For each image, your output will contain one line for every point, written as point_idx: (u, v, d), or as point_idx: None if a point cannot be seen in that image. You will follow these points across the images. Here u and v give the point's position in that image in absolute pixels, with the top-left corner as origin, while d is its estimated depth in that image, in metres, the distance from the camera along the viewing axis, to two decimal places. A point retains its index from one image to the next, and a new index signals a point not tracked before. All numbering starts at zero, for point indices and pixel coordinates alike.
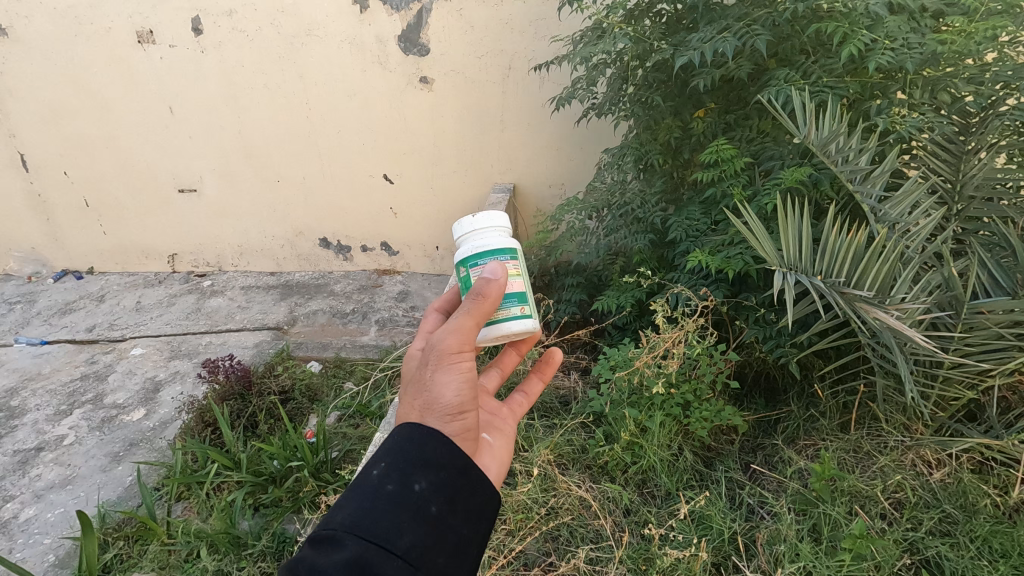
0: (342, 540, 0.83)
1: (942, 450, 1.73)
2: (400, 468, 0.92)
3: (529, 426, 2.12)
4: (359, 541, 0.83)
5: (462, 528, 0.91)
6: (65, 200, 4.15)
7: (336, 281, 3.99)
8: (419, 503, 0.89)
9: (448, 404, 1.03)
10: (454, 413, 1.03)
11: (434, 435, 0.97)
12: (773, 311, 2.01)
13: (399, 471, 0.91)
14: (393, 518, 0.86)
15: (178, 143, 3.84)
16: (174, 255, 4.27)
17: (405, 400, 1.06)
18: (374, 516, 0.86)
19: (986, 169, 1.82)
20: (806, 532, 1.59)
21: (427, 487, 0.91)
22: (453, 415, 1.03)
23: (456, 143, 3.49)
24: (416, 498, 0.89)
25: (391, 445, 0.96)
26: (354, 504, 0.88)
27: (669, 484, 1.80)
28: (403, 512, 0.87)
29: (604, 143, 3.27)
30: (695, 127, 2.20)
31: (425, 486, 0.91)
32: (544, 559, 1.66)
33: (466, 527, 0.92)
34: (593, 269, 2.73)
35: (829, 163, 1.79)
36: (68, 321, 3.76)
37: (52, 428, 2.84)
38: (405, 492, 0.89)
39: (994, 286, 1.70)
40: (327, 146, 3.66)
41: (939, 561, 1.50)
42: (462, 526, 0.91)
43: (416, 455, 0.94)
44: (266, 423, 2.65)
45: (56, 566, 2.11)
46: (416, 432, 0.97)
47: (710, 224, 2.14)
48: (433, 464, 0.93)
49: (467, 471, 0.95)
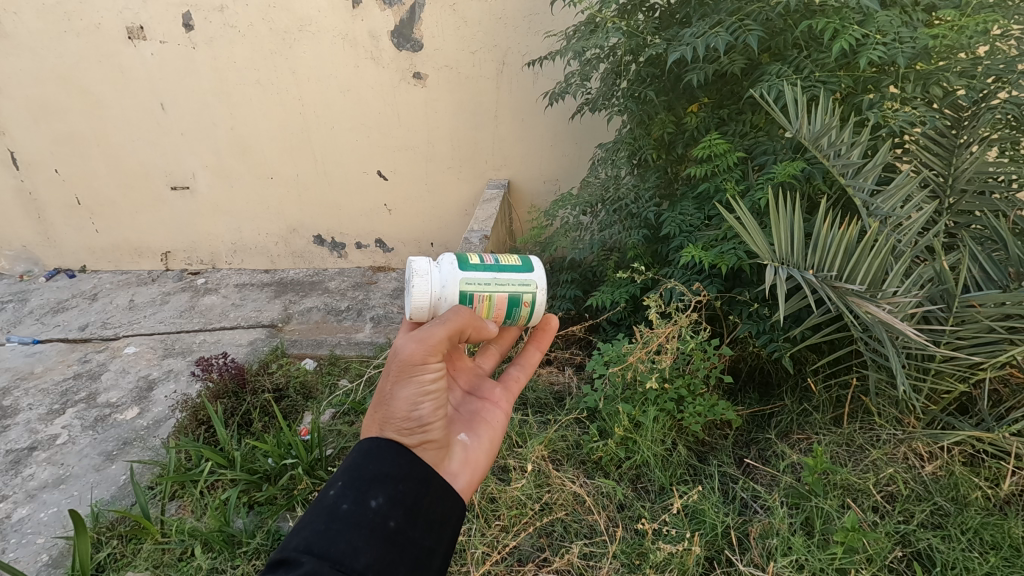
0: (301, 559, 0.91)
1: (934, 444, 1.73)
2: (355, 488, 1.03)
3: (524, 422, 2.12)
4: (319, 559, 0.92)
5: (422, 539, 1.02)
6: (57, 199, 4.11)
7: (330, 278, 3.98)
8: (377, 519, 0.99)
9: (402, 418, 1.14)
10: (408, 425, 1.15)
11: (388, 453, 1.09)
12: (766, 306, 2.01)
13: (355, 491, 1.02)
14: (352, 534, 0.96)
15: (170, 140, 3.81)
16: (167, 253, 4.25)
17: (372, 411, 1.19)
18: (332, 534, 0.96)
19: (978, 163, 1.82)
20: (799, 526, 1.59)
21: (382, 503, 1.02)
22: (407, 427, 1.15)
23: (450, 140, 3.48)
24: (372, 514, 1.00)
25: (348, 466, 1.07)
26: (312, 526, 0.98)
27: (663, 479, 1.80)
28: (361, 527, 0.97)
29: (598, 139, 3.26)
30: (688, 122, 2.20)
31: (380, 502, 1.02)
32: (538, 554, 1.66)
33: (427, 537, 1.03)
34: (588, 264, 2.74)
35: (821, 158, 1.78)
36: (60, 320, 3.73)
37: (45, 428, 2.83)
38: (363, 509, 1.00)
39: (986, 279, 1.71)
40: (321, 142, 3.64)
41: (930, 553, 1.50)
42: (422, 537, 1.02)
43: (371, 474, 1.05)
44: (260, 421, 2.64)
45: (49, 566, 2.11)
46: (372, 451, 1.09)
47: (703, 219, 2.14)
48: (387, 483, 1.04)
49: (421, 486, 1.07)
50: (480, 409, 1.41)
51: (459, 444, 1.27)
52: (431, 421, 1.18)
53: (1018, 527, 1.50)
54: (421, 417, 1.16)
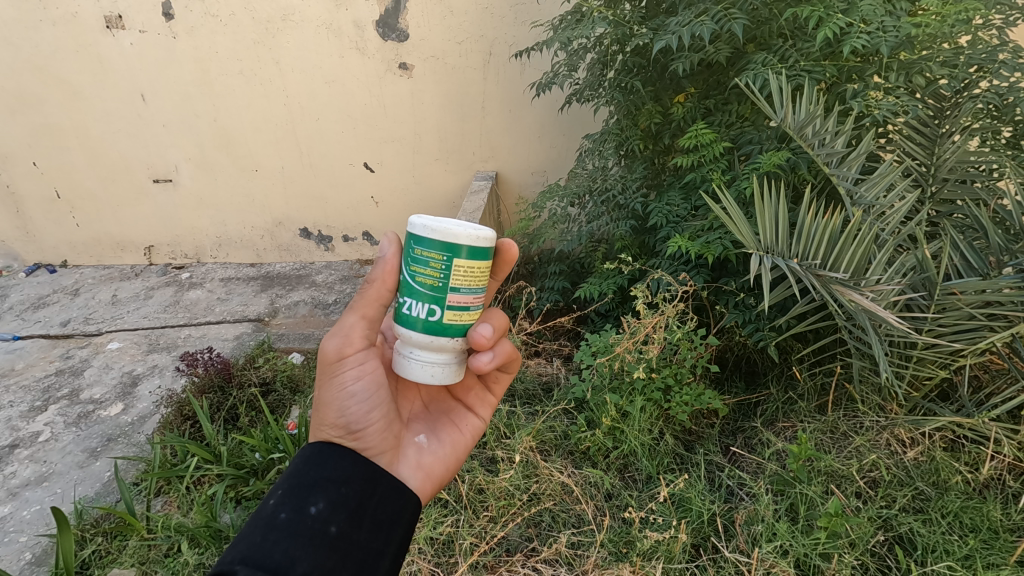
0: (234, 570, 0.91)
1: (915, 430, 1.76)
2: (295, 496, 1.03)
3: (512, 413, 2.12)
4: (254, 569, 0.92)
5: (367, 542, 1.02)
6: (36, 192, 4.04)
7: (317, 272, 3.94)
8: (317, 525, 1.00)
9: (337, 422, 1.16)
10: (344, 430, 1.16)
11: (331, 457, 1.10)
12: (752, 296, 2.04)
13: (294, 499, 1.02)
14: (290, 542, 0.97)
15: (152, 132, 3.75)
16: (151, 247, 4.18)
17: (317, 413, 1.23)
18: (268, 544, 0.96)
19: (959, 152, 1.84)
20: (783, 512, 1.60)
21: (323, 508, 1.02)
22: (343, 432, 1.16)
23: (437, 132, 3.46)
24: (312, 519, 1.00)
25: (287, 475, 1.08)
26: (249, 537, 0.98)
27: (650, 468, 1.81)
28: (299, 535, 0.98)
29: (586, 130, 3.26)
30: (675, 113, 2.20)
31: (321, 507, 1.02)
32: (526, 544, 1.65)
33: (373, 539, 1.03)
34: (576, 256, 2.75)
35: (806, 147, 1.79)
36: (41, 316, 3.68)
37: (27, 424, 2.79)
38: (302, 516, 1.00)
39: (966, 268, 1.72)
40: (306, 134, 3.60)
41: (912, 537, 1.52)
42: (366, 539, 1.02)
43: (311, 482, 1.05)
44: (247, 415, 2.65)
45: (32, 564, 2.09)
46: (313, 457, 1.10)
47: (690, 209, 2.15)
48: (329, 486, 1.06)
49: (364, 489, 1.07)
50: (448, 414, 1.38)
51: (413, 448, 1.26)
52: (367, 426, 1.18)
53: (996, 511, 1.52)
54: (351, 422, 1.16)
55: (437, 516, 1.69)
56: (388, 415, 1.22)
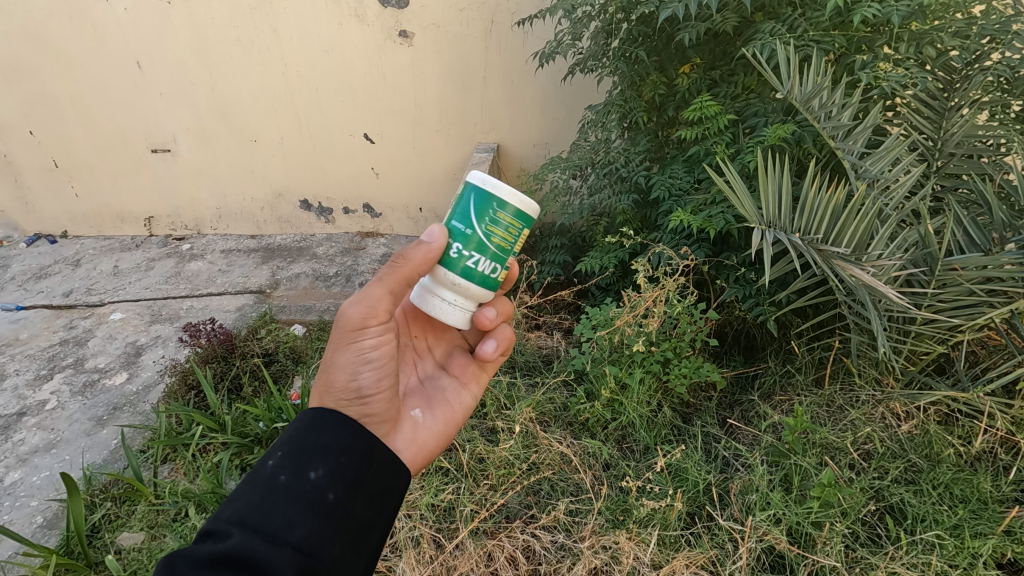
0: (232, 531, 0.91)
1: (910, 404, 1.79)
2: (295, 460, 1.01)
3: (512, 384, 2.14)
4: (250, 532, 0.92)
5: (361, 513, 1.02)
6: (33, 161, 4.01)
7: (318, 244, 3.94)
8: (315, 492, 0.98)
9: (344, 390, 1.15)
10: (350, 398, 1.15)
11: (331, 424, 1.08)
12: (753, 271, 2.05)
13: (294, 463, 1.00)
14: (287, 507, 0.95)
15: (149, 101, 3.70)
16: (151, 218, 4.16)
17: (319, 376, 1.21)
18: (267, 506, 0.95)
19: (967, 126, 1.82)
20: (778, 482, 1.62)
21: (322, 476, 1.00)
22: (349, 400, 1.15)
23: (438, 103, 3.41)
24: (310, 486, 0.99)
25: (288, 437, 1.06)
26: (247, 497, 0.97)
27: (648, 439, 1.83)
28: (296, 501, 0.96)
29: (589, 101, 3.20)
30: (680, 84, 2.16)
31: (320, 474, 1.00)
32: (525, 511, 1.69)
33: (366, 510, 1.03)
34: (577, 230, 2.74)
35: (811, 120, 1.76)
36: (43, 286, 3.69)
37: (33, 393, 2.83)
38: (301, 481, 0.99)
39: (969, 244, 1.72)
40: (305, 104, 3.55)
41: (903, 507, 1.54)
42: (361, 510, 1.02)
43: (312, 447, 1.03)
44: (250, 385, 2.69)
45: (45, 527, 2.17)
46: (314, 423, 1.08)
47: (693, 183, 2.13)
48: (333, 451, 1.04)
49: (363, 459, 1.05)
50: (444, 391, 1.41)
51: (410, 422, 1.28)
52: (374, 395, 1.18)
53: (987, 483, 1.55)
54: (360, 390, 1.16)
55: (438, 484, 1.72)
56: (393, 386, 1.23)
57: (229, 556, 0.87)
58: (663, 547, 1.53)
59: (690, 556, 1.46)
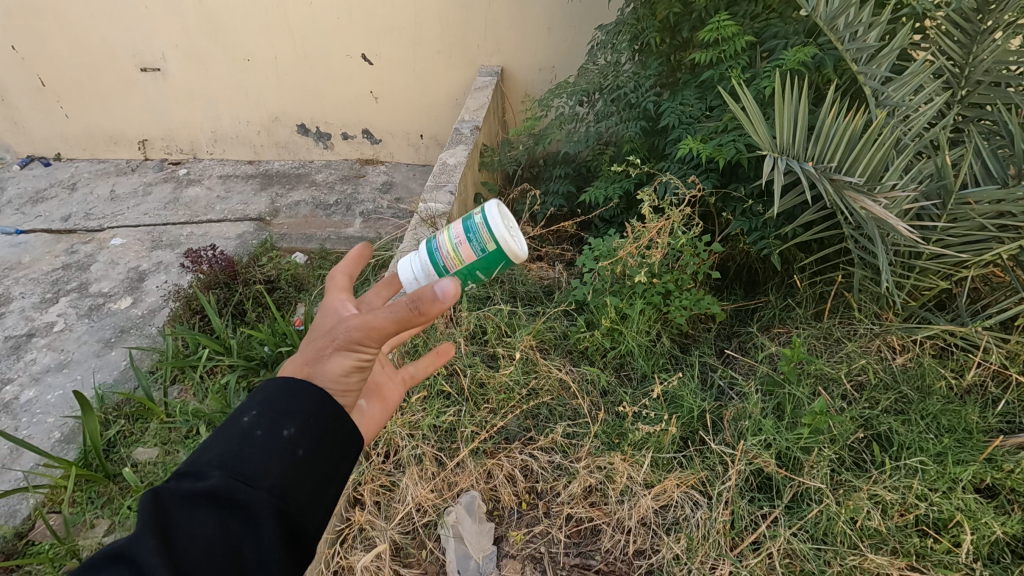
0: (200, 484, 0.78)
1: (907, 337, 1.81)
2: (271, 412, 0.85)
3: (514, 313, 2.15)
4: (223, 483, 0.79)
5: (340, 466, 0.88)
6: (19, 79, 3.87)
7: (317, 171, 3.85)
8: (291, 446, 0.83)
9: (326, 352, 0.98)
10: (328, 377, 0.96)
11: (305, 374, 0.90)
12: (761, 203, 2.01)
13: (269, 414, 0.85)
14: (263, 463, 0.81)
15: (134, 14, 3.51)
16: (145, 141, 4.05)
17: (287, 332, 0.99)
18: (239, 458, 0.81)
19: (998, 52, 1.72)
20: (770, 410, 1.66)
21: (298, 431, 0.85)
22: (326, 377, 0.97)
23: (439, 21, 3.23)
24: (285, 442, 0.83)
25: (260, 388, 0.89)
26: (218, 446, 0.83)
27: (645, 367, 1.87)
28: (271, 457, 0.82)
29: (599, 20, 3.01)
30: (697, 2, 2.03)
31: (294, 430, 0.85)
32: (524, 433, 1.75)
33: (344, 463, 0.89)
34: (583, 160, 2.67)
35: (835, 40, 1.66)
36: (41, 210, 3.65)
37: (41, 315, 2.87)
38: (274, 436, 0.83)
39: (985, 177, 1.67)
40: (299, 20, 3.37)
41: (891, 435, 1.59)
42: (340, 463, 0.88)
43: (285, 400, 0.87)
44: (254, 311, 2.73)
45: (63, 441, 2.28)
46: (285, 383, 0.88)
47: (705, 110, 2.05)
48: (304, 409, 0.87)
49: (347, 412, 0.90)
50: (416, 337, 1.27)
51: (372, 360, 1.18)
52: None
53: (975, 415, 1.59)
54: None
55: (440, 406, 1.75)
56: None
57: (207, 497, 0.78)
58: (656, 468, 1.60)
59: (681, 478, 1.55)
